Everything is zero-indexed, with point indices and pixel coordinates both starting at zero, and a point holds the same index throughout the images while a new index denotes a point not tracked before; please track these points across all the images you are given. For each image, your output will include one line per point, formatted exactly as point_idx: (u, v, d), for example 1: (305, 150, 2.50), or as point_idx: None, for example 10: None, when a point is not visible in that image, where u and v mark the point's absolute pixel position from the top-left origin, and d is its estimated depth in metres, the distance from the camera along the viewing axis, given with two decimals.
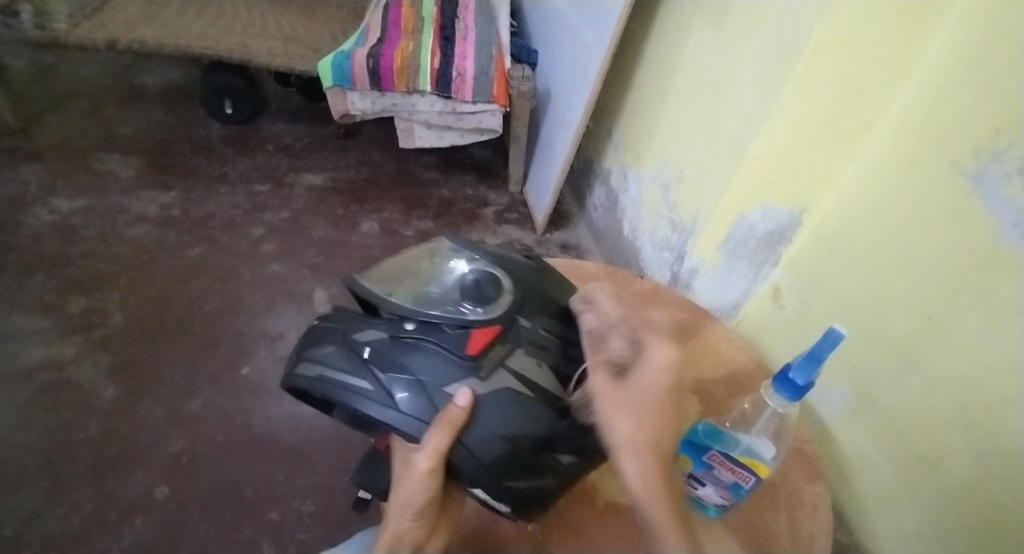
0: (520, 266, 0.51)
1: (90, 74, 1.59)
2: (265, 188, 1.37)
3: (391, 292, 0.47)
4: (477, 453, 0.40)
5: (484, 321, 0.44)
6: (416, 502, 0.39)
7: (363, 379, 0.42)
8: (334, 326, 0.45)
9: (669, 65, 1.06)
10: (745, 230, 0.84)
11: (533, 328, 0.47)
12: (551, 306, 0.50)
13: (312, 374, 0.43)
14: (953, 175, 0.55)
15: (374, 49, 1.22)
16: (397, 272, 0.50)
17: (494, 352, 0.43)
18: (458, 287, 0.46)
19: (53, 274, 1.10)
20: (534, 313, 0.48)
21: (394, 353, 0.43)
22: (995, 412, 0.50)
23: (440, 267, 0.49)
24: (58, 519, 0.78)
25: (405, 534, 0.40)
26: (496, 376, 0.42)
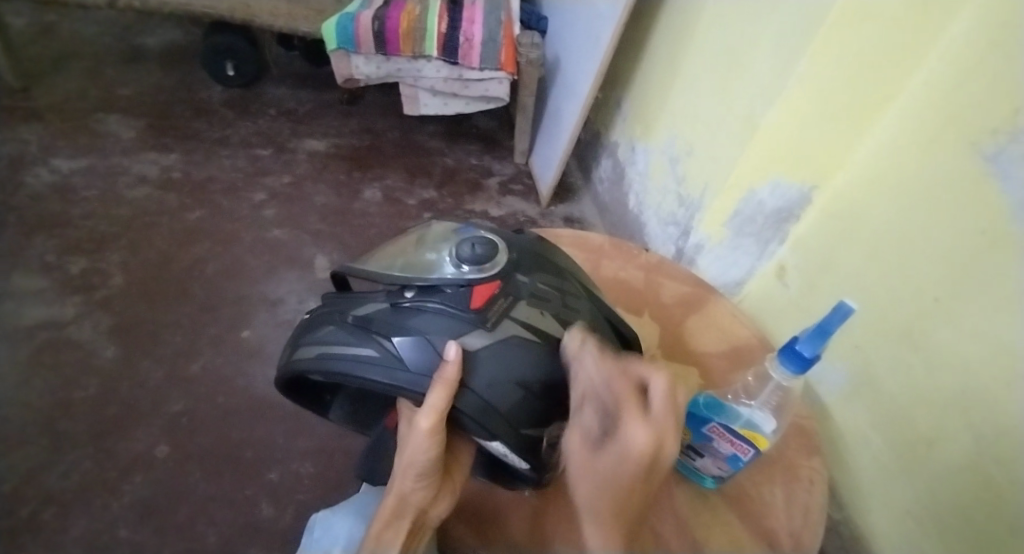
0: (510, 231, 0.50)
1: (90, 33, 1.56)
2: (267, 153, 1.35)
3: (388, 268, 0.47)
4: (486, 398, 0.41)
5: (482, 278, 0.44)
6: (420, 463, 0.37)
7: (368, 347, 0.42)
8: (331, 308, 0.47)
9: (683, 34, 1.03)
10: (753, 206, 0.82)
11: (532, 283, 0.46)
12: (547, 262, 0.49)
13: (315, 354, 0.44)
14: (969, 154, 0.53)
15: (380, 11, 1.18)
16: (392, 253, 0.49)
17: (497, 305, 0.43)
18: (454, 251, 0.45)
19: (53, 234, 1.10)
20: (531, 270, 0.47)
21: (395, 319, 0.43)
22: (994, 395, 0.49)
23: (434, 241, 0.48)
24: (60, 474, 0.80)
25: (410, 497, 0.39)
26: (501, 326, 0.43)
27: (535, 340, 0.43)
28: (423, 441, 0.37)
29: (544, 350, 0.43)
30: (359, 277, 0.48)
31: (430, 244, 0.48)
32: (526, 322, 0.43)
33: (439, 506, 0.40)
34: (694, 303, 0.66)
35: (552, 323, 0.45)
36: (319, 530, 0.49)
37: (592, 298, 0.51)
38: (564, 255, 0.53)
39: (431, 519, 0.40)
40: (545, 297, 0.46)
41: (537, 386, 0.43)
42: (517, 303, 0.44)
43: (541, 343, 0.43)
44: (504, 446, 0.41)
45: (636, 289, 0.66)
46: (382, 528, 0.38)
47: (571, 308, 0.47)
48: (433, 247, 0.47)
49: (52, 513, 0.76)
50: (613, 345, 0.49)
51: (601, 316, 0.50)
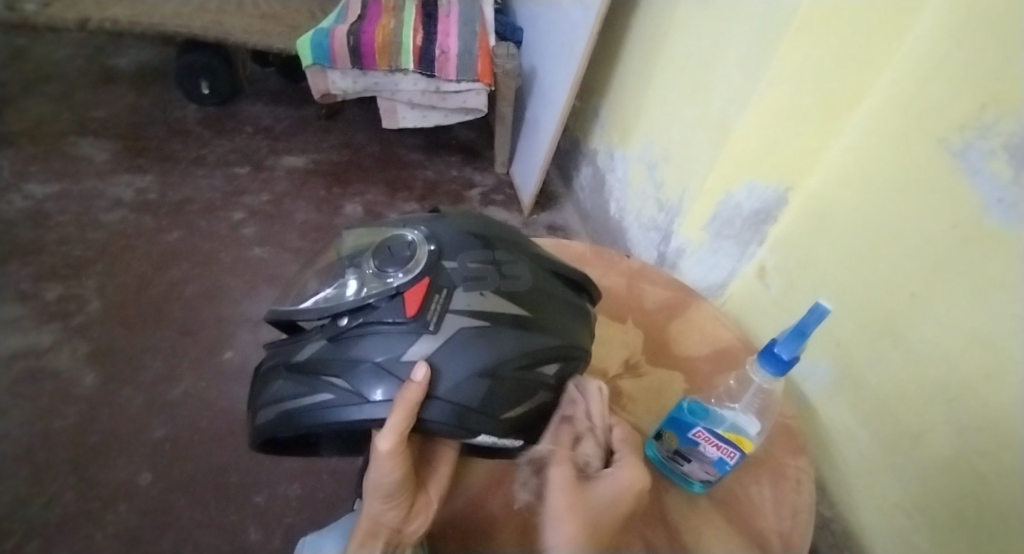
0: (425, 222, 0.49)
1: (61, 55, 1.53)
2: (245, 171, 1.34)
3: (313, 302, 0.46)
4: (455, 401, 0.40)
5: (410, 281, 0.42)
6: (386, 485, 0.36)
7: (323, 392, 0.42)
8: (275, 361, 0.46)
9: (655, 41, 1.04)
10: (731, 209, 0.83)
11: (461, 266, 0.45)
12: (475, 237, 0.48)
13: (274, 413, 0.44)
14: (937, 151, 0.54)
15: (356, 26, 1.18)
16: (315, 286, 0.49)
17: (435, 302, 0.42)
18: (374, 261, 0.45)
19: (27, 261, 1.07)
20: (457, 253, 0.46)
21: (337, 353, 0.42)
22: (975, 384, 0.51)
23: (352, 258, 0.48)
24: (39, 508, 0.77)
25: (382, 517, 0.38)
26: (444, 322, 0.42)
27: (487, 324, 0.43)
28: (386, 465, 0.36)
29: (496, 331, 0.43)
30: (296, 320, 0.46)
31: (350, 260, 0.48)
32: (469, 310, 0.42)
33: (413, 522, 0.39)
34: (676, 308, 0.66)
35: (496, 300, 0.44)
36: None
37: (529, 256, 0.50)
38: (488, 222, 0.51)
39: (408, 537, 0.39)
40: (480, 275, 0.44)
41: (501, 369, 0.42)
42: (453, 294, 0.43)
43: (489, 324, 0.43)
44: (491, 437, 0.42)
45: (618, 295, 0.66)
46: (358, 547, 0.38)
47: (510, 274, 0.46)
48: (352, 265, 0.47)
49: (32, 549, 0.74)
50: (566, 301, 0.49)
51: (542, 268, 0.50)
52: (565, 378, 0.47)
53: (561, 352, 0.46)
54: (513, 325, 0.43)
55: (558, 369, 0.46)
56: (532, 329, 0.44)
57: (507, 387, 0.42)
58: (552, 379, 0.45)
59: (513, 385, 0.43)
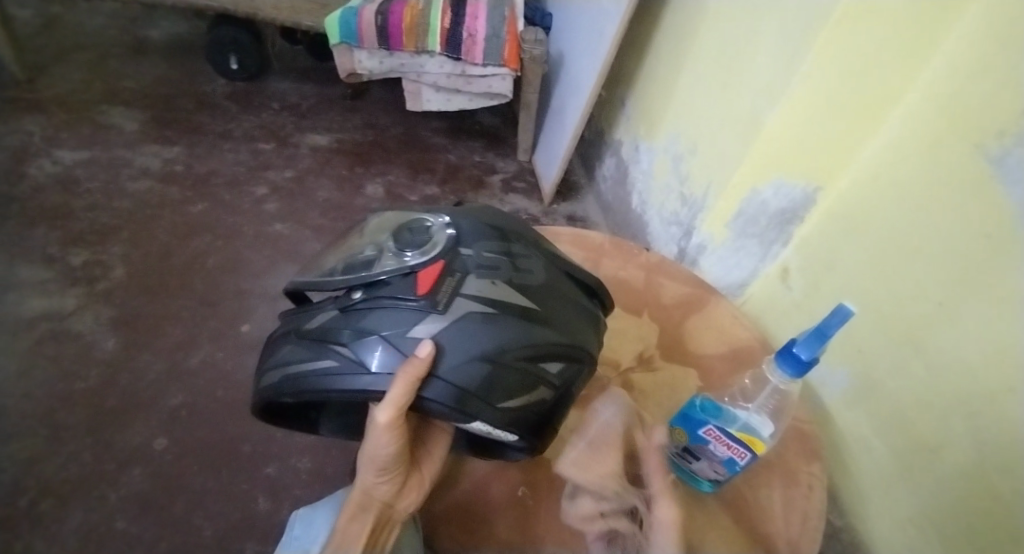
0: (448, 210, 0.49)
1: (95, 25, 1.56)
2: (269, 147, 1.35)
3: (331, 275, 0.46)
4: (454, 383, 0.39)
5: (424, 263, 0.42)
6: (380, 457, 0.38)
7: (326, 359, 0.41)
8: (286, 327, 0.46)
9: (688, 31, 1.02)
10: (757, 206, 0.81)
11: (477, 254, 0.44)
12: (492, 228, 0.47)
13: (279, 377, 0.43)
14: (974, 156, 0.52)
15: (384, 5, 1.18)
16: (333, 259, 0.49)
17: (446, 284, 0.42)
18: (393, 240, 0.45)
19: (56, 225, 1.10)
20: (474, 242, 0.46)
21: (345, 323, 0.42)
22: (998, 401, 0.49)
23: (376, 236, 0.48)
24: (58, 466, 0.80)
25: (374, 489, 0.39)
26: (453, 305, 0.41)
27: (495, 311, 0.42)
28: (381, 437, 0.37)
29: (502, 319, 0.42)
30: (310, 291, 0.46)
31: (369, 240, 0.49)
32: (479, 295, 0.42)
33: (405, 498, 0.41)
34: (693, 304, 0.65)
35: (507, 289, 0.43)
36: (298, 529, 0.46)
37: (545, 254, 0.49)
38: (509, 218, 0.51)
39: (398, 513, 0.40)
40: (493, 265, 0.44)
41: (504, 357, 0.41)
42: (465, 279, 0.42)
43: (496, 311, 0.42)
44: (485, 425, 0.41)
45: (636, 289, 0.65)
46: (347, 521, 0.38)
47: (524, 268, 0.45)
48: (372, 243, 0.47)
49: (50, 504, 0.76)
50: (580, 303, 0.48)
51: (557, 267, 0.49)
52: (570, 381, 0.45)
53: (567, 353, 0.44)
54: (521, 316, 0.43)
55: (561, 369, 0.44)
56: (541, 324, 0.43)
57: (508, 379, 0.41)
58: (554, 377, 0.44)
59: (515, 377, 0.41)
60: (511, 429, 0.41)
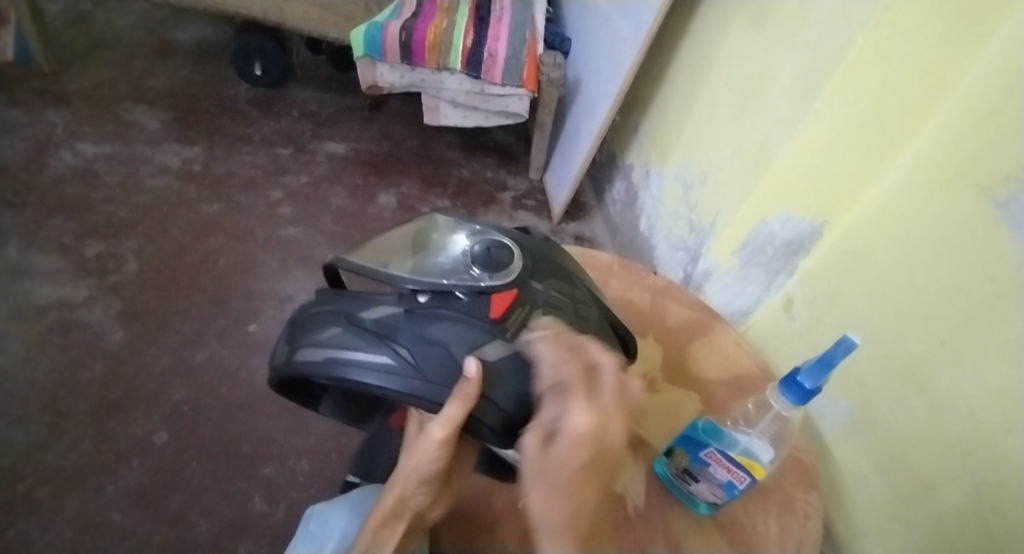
0: (521, 237, 0.51)
1: (124, 25, 1.60)
2: (287, 152, 1.37)
3: (393, 268, 0.45)
4: (506, 410, 0.41)
5: (499, 286, 0.44)
6: (425, 472, 0.38)
7: (381, 353, 0.41)
8: (334, 308, 0.45)
9: (704, 63, 1.05)
10: (764, 237, 0.84)
11: (546, 290, 0.47)
12: (558, 268, 0.51)
13: (319, 357, 0.43)
14: (981, 200, 0.53)
15: (409, 22, 1.21)
16: (389, 250, 0.49)
17: (516, 313, 0.44)
18: (468, 254, 0.46)
19: (72, 217, 1.12)
20: (544, 278, 0.48)
21: (411, 325, 0.43)
22: (996, 442, 0.49)
23: (443, 240, 0.48)
24: (57, 454, 0.80)
25: (409, 501, 0.39)
26: (520, 335, 0.43)
27: None
28: (431, 455, 0.37)
29: None
30: (361, 276, 0.46)
31: (434, 242, 0.48)
32: (542, 331, 0.44)
33: (435, 510, 0.41)
34: (698, 328, 0.66)
35: (566, 331, 0.46)
36: (313, 524, 0.47)
37: (598, 302, 0.52)
38: (568, 258, 0.55)
39: (426, 521, 0.41)
40: (558, 305, 0.47)
41: None
42: (533, 312, 0.45)
43: None
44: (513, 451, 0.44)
45: (643, 310, 0.66)
46: (378, 527, 0.39)
47: (584, 315, 0.48)
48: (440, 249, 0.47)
49: (46, 492, 0.77)
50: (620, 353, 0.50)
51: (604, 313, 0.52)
52: None
53: None
54: None
55: None
56: None
57: None
58: None
59: None
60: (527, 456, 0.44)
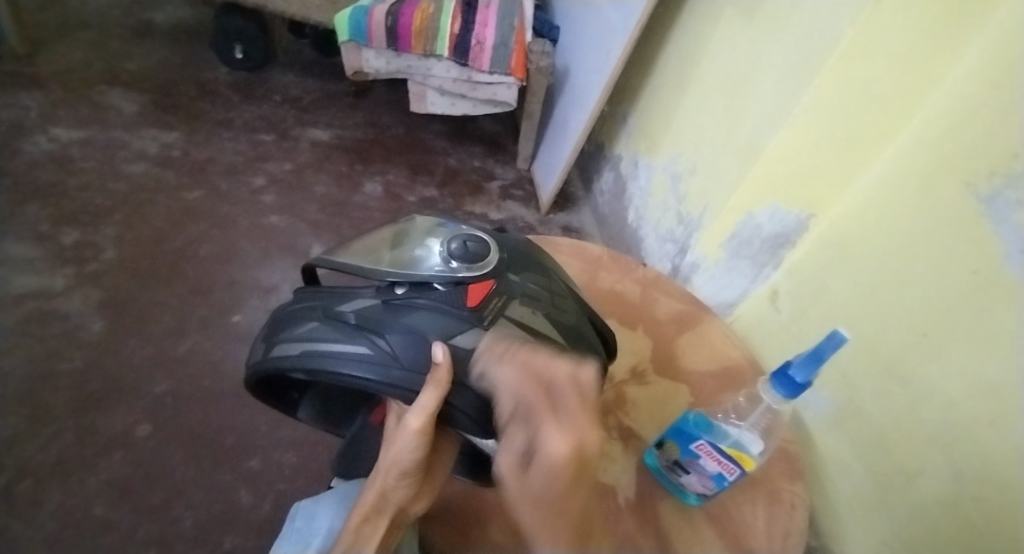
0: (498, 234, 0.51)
1: (98, 4, 1.54)
2: (269, 139, 1.34)
3: (373, 263, 0.45)
4: (482, 397, 0.40)
5: (476, 276, 0.44)
6: (405, 463, 0.37)
7: (359, 344, 0.41)
8: (312, 304, 0.45)
9: (693, 53, 1.04)
10: (752, 229, 0.85)
11: (523, 283, 0.47)
12: (534, 262, 0.50)
13: (296, 351, 0.42)
14: (965, 196, 0.54)
15: (395, 6, 1.18)
16: (372, 247, 0.48)
17: (493, 303, 0.44)
18: (445, 246, 0.45)
19: (47, 203, 1.08)
20: (521, 271, 0.48)
21: (387, 316, 0.42)
22: (977, 431, 0.50)
23: (422, 235, 0.47)
24: (35, 448, 0.78)
25: (392, 495, 0.38)
26: (498, 323, 0.43)
27: (529, 337, 0.43)
28: (410, 443, 0.36)
29: (535, 346, 0.43)
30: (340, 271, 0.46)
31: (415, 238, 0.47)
32: (519, 320, 0.44)
33: (417, 503, 0.40)
34: (688, 320, 0.66)
35: (544, 321, 0.45)
36: (298, 520, 0.45)
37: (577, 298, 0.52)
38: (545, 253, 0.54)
39: (408, 516, 0.40)
40: (536, 297, 0.47)
41: None
42: (510, 302, 0.44)
43: (533, 340, 0.44)
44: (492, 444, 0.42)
45: (632, 303, 0.66)
46: (361, 523, 0.38)
47: (562, 306, 0.48)
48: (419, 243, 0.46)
49: (24, 487, 0.75)
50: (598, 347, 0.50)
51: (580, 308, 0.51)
52: None
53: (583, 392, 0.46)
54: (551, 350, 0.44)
55: None
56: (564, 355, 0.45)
57: None
58: None
59: None
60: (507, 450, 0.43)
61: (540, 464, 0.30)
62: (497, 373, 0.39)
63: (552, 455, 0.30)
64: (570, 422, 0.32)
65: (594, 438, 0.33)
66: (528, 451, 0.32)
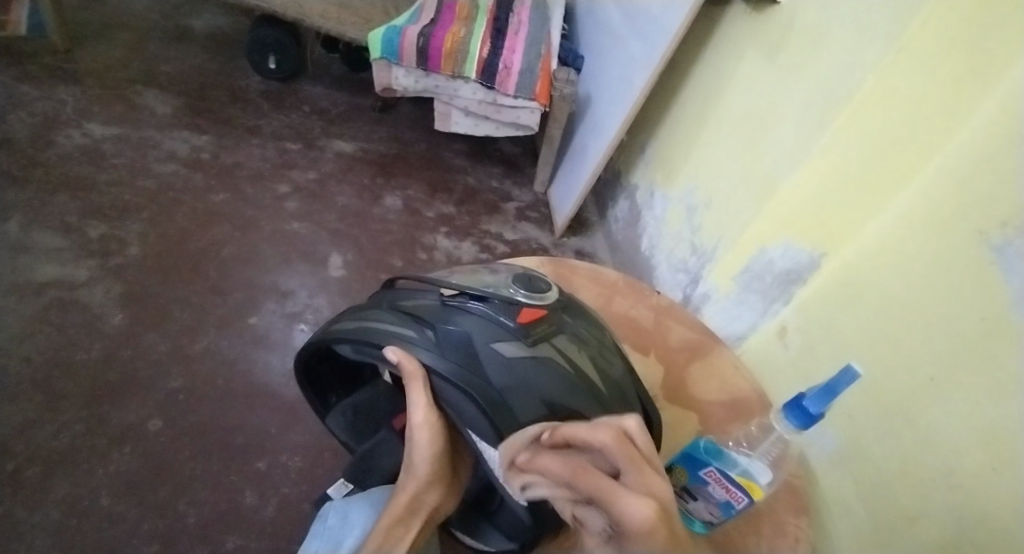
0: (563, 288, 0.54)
1: (139, 8, 1.60)
2: (296, 147, 1.38)
3: (445, 277, 0.51)
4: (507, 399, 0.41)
5: (531, 302, 0.47)
6: (424, 454, 0.45)
7: (409, 330, 0.45)
8: (380, 299, 0.51)
9: (715, 90, 1.08)
10: (764, 264, 0.87)
11: (576, 324, 0.48)
12: (592, 315, 0.52)
13: (355, 326, 0.48)
14: (977, 244, 0.54)
15: (427, 28, 1.23)
16: (458, 271, 0.53)
17: (541, 327, 0.45)
18: (513, 276, 0.49)
19: (77, 196, 1.11)
20: (576, 315, 0.50)
21: (441, 313, 0.46)
22: (982, 478, 0.49)
23: (504, 268, 0.52)
24: (47, 435, 0.79)
25: (423, 497, 0.46)
26: (541, 346, 0.44)
27: (569, 369, 0.44)
28: (423, 436, 0.45)
29: (573, 380, 0.43)
30: (408, 280, 0.52)
31: (497, 269, 0.52)
32: (563, 351, 0.45)
33: (444, 503, 0.48)
34: (699, 350, 0.67)
35: (588, 362, 0.45)
36: (331, 518, 0.50)
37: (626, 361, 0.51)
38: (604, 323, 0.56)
39: (439, 515, 0.48)
40: (586, 339, 0.47)
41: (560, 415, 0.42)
42: (558, 332, 0.46)
43: (571, 371, 0.44)
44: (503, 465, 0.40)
45: (645, 328, 0.68)
46: (392, 524, 0.44)
47: (608, 359, 0.47)
48: (492, 272, 0.51)
49: (34, 473, 0.75)
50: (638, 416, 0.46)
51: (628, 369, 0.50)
52: None
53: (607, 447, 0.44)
54: (586, 387, 0.44)
55: None
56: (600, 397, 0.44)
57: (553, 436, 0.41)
58: None
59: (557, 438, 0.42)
60: None
61: (632, 534, 0.26)
62: (534, 475, 0.34)
63: (642, 521, 0.26)
64: (638, 479, 0.29)
65: (669, 490, 0.29)
66: (617, 533, 0.28)
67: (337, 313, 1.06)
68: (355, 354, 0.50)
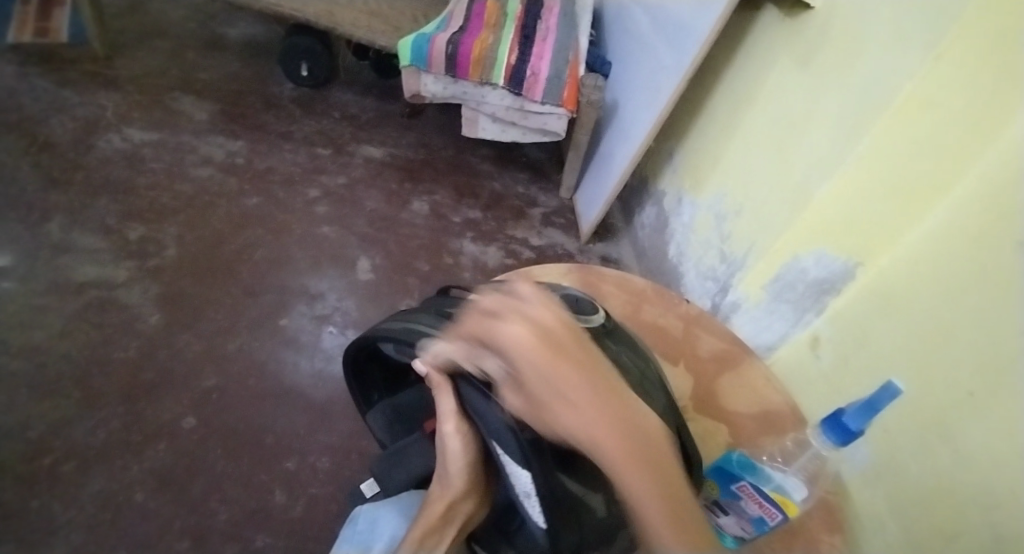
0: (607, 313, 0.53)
1: (178, 17, 1.66)
2: (326, 153, 1.40)
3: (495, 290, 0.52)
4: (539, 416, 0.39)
5: (575, 323, 0.46)
6: (456, 459, 0.47)
7: None
8: (427, 304, 0.52)
9: (745, 96, 1.06)
10: (796, 273, 0.85)
11: (619, 354, 0.47)
12: (637, 347, 0.50)
13: (399, 327, 0.49)
14: (1016, 254, 0.51)
15: (455, 36, 1.24)
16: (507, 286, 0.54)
17: None
18: (562, 297, 0.49)
19: (118, 200, 1.15)
20: (620, 344, 0.48)
21: None
22: (1014, 493, 0.47)
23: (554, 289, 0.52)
24: (87, 430, 0.82)
25: (458, 506, 0.46)
26: None
27: None
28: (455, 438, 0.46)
29: None
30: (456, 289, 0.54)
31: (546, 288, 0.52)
32: None
33: (474, 514, 0.48)
34: (729, 360, 0.66)
35: None
36: (360, 524, 0.50)
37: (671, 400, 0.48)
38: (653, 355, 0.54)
39: (469, 525, 0.48)
40: (628, 370, 0.45)
41: None
42: None
43: None
44: (530, 482, 0.39)
45: (674, 338, 0.67)
46: (424, 533, 0.43)
47: (649, 391, 0.45)
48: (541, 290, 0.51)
49: (73, 466, 0.78)
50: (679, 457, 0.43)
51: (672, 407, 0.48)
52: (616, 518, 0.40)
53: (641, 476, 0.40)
54: None
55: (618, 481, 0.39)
56: None
57: None
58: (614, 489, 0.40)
59: None
60: (541, 506, 0.38)
61: (513, 345, 0.37)
62: (442, 348, 0.43)
63: (519, 336, 0.37)
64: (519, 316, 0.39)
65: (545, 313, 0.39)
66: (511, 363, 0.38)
67: (365, 317, 1.07)
68: (396, 351, 0.52)
